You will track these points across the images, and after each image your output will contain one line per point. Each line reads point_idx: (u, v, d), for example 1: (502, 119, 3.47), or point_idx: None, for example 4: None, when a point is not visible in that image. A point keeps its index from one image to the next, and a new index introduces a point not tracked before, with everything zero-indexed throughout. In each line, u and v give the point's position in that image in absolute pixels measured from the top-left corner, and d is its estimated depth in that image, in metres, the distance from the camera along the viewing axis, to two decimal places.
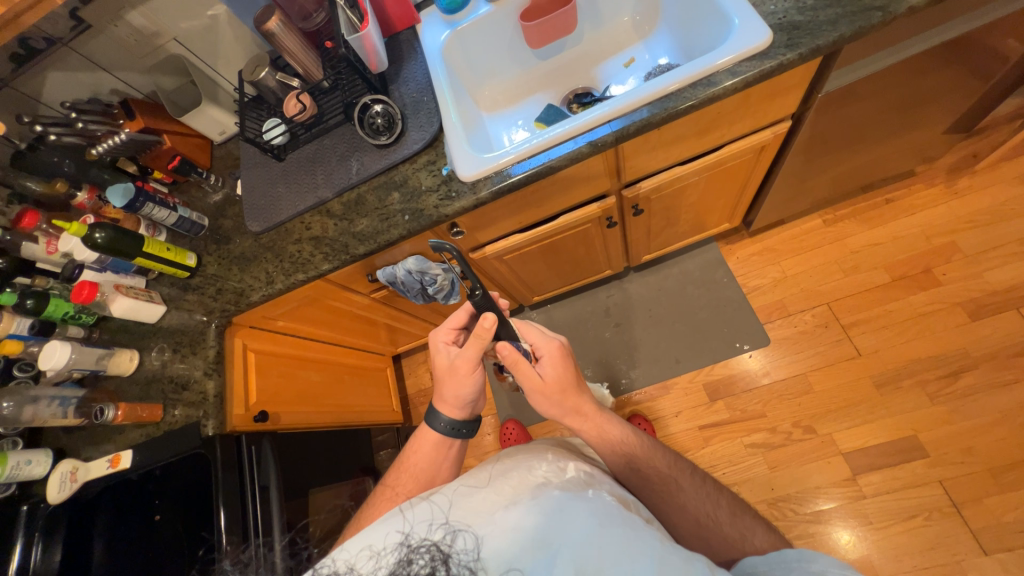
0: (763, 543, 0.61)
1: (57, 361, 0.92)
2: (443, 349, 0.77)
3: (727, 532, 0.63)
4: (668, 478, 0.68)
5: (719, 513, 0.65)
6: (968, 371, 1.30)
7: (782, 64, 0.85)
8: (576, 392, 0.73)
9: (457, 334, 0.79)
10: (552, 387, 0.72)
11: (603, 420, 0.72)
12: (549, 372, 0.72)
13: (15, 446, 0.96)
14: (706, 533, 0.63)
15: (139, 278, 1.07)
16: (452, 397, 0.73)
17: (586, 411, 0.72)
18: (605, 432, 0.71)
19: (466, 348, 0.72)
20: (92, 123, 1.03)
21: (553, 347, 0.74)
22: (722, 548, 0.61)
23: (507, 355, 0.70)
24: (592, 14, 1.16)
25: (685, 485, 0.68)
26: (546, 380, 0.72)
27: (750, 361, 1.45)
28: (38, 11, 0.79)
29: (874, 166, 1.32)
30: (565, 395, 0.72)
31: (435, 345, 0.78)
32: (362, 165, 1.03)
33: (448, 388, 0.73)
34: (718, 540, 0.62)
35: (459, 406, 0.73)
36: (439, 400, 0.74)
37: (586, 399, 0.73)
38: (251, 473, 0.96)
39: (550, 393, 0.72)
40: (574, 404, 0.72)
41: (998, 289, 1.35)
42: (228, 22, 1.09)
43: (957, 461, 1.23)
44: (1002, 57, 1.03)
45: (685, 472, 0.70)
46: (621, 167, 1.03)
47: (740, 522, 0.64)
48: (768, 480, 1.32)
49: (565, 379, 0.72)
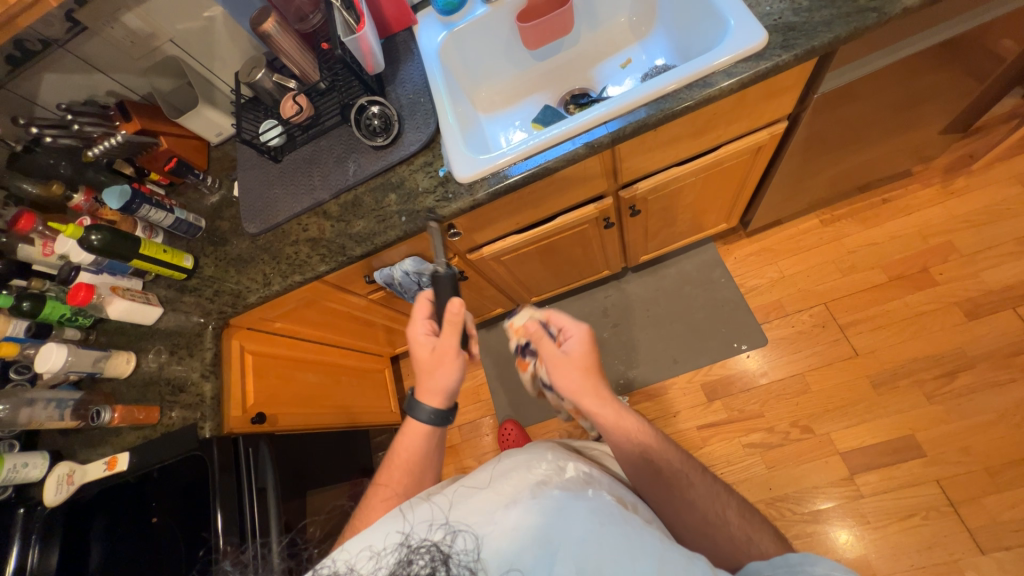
0: (770, 548, 0.61)
1: (53, 363, 0.91)
2: (425, 340, 0.76)
3: (734, 533, 0.62)
4: (679, 473, 0.66)
5: (728, 513, 0.64)
6: (965, 371, 1.30)
7: (778, 65, 0.86)
8: (595, 375, 0.72)
9: (431, 325, 0.79)
10: (573, 363, 0.73)
11: (618, 408, 0.70)
12: (572, 351, 0.74)
13: (12, 449, 0.96)
14: (714, 534, 0.62)
15: (135, 280, 1.07)
16: (436, 385, 0.72)
17: (602, 392, 0.71)
18: (623, 420, 0.69)
19: (444, 334, 0.74)
20: (88, 125, 1.02)
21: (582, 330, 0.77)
22: (728, 549, 0.61)
23: (535, 329, 0.77)
24: (588, 15, 1.17)
25: (695, 482, 0.66)
26: (570, 356, 0.73)
27: (748, 361, 1.45)
28: (34, 11, 0.78)
29: (871, 166, 1.32)
30: (584, 375, 0.72)
31: (413, 338, 0.77)
32: (359, 167, 1.03)
33: (433, 376, 0.73)
34: (723, 539, 0.62)
35: (443, 395, 0.72)
36: (423, 390, 0.72)
37: (604, 384, 0.72)
38: (249, 473, 0.96)
39: (572, 370, 0.72)
40: (592, 386, 0.71)
41: (994, 289, 1.36)
42: (224, 23, 1.09)
43: (953, 460, 1.23)
44: (998, 57, 1.03)
45: (696, 470, 0.68)
46: (618, 168, 1.04)
47: (749, 525, 0.64)
48: (765, 480, 1.32)
49: (588, 360, 0.73)
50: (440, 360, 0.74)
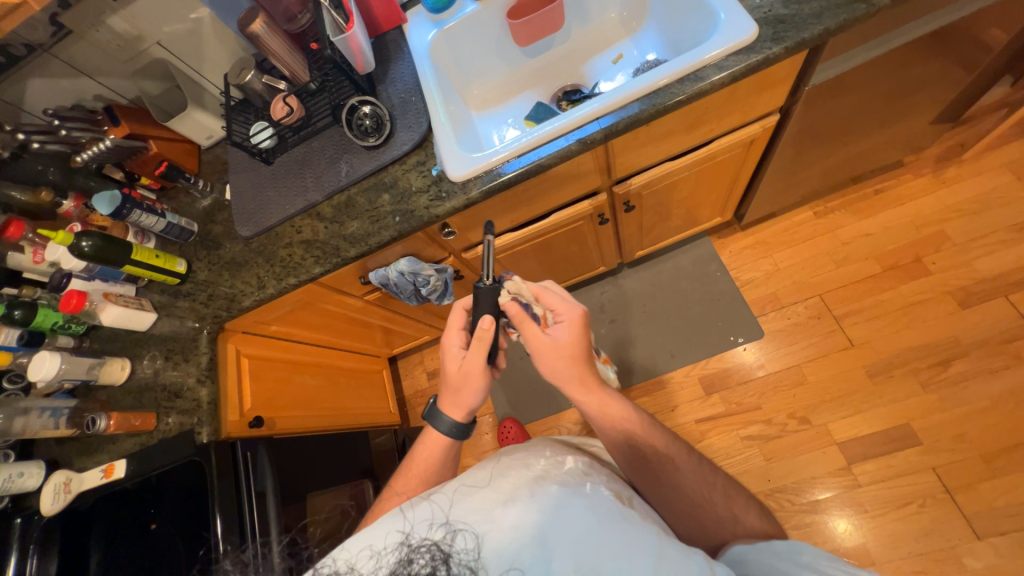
0: (756, 524, 0.63)
1: (47, 372, 0.91)
2: (456, 353, 0.72)
3: (720, 513, 0.64)
4: (665, 457, 0.67)
5: (713, 494, 0.66)
6: (959, 359, 1.31)
7: (768, 58, 0.86)
8: (584, 363, 0.71)
9: (465, 336, 0.74)
10: (561, 351, 0.71)
11: (603, 395, 0.71)
12: (560, 337, 0.71)
13: (7, 459, 0.94)
14: (699, 515, 0.64)
15: (128, 286, 1.05)
16: (459, 400, 0.71)
17: (587, 380, 0.71)
18: (607, 407, 0.70)
19: (472, 351, 0.70)
20: (75, 130, 1.01)
21: (575, 314, 0.73)
22: (713, 529, 0.63)
23: (516, 312, 0.71)
24: (579, 11, 1.16)
25: (681, 466, 0.67)
26: (558, 343, 0.71)
27: (745, 353, 1.46)
28: (17, 16, 0.77)
29: (863, 157, 1.32)
30: (571, 364, 0.71)
31: (445, 349, 0.74)
32: (352, 167, 1.02)
33: (458, 392, 0.71)
34: (708, 519, 0.64)
35: (465, 410, 0.71)
36: (448, 403, 0.72)
37: (591, 372, 0.72)
38: (248, 476, 0.96)
39: (559, 357, 0.71)
40: (578, 374, 0.71)
41: (987, 277, 1.36)
42: (211, 24, 1.08)
43: (949, 447, 1.24)
44: (987, 45, 1.04)
45: (683, 453, 0.69)
46: (611, 163, 1.03)
47: (733, 504, 0.65)
48: (764, 471, 1.33)
49: (576, 347, 0.71)
50: (466, 378, 0.71)
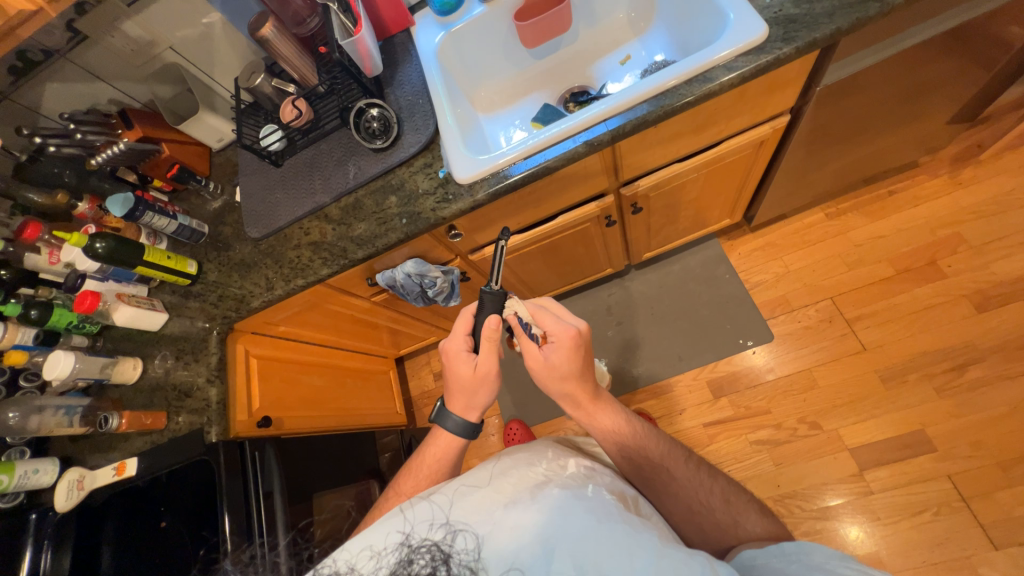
0: (758, 527, 0.62)
1: (62, 370, 0.93)
2: (464, 357, 0.71)
3: (720, 518, 0.63)
4: (660, 466, 0.66)
5: (712, 500, 0.65)
6: (974, 364, 1.28)
7: (779, 58, 0.85)
8: (578, 381, 0.69)
9: (472, 340, 0.74)
10: (554, 372, 0.69)
11: (595, 409, 0.70)
12: (555, 357, 0.69)
13: (23, 455, 0.97)
14: (698, 520, 0.63)
15: (141, 286, 1.07)
16: (472, 401, 0.71)
17: (581, 397, 0.70)
18: (596, 420, 0.70)
19: (484, 352, 0.70)
20: (90, 133, 1.04)
21: (568, 336, 0.69)
22: (715, 534, 0.62)
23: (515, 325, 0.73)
24: (587, 12, 1.16)
25: (677, 474, 0.66)
26: (550, 365, 0.69)
27: (755, 357, 1.44)
28: (33, 23, 0.78)
29: (878, 158, 1.30)
30: (565, 383, 0.69)
31: (450, 354, 0.72)
32: (359, 169, 1.03)
33: (472, 395, 0.71)
34: (708, 525, 0.63)
35: (479, 410, 0.72)
36: (460, 404, 0.71)
37: (586, 391, 0.70)
38: (256, 475, 0.96)
39: (553, 376, 0.69)
40: (573, 392, 0.69)
41: (1004, 280, 1.34)
42: (223, 29, 1.10)
43: (965, 454, 1.21)
44: (1006, 43, 1.01)
45: (679, 460, 0.68)
46: (618, 164, 1.03)
47: (733, 508, 0.64)
48: (774, 476, 1.31)
49: (573, 368, 0.69)
50: (481, 382, 0.70)
